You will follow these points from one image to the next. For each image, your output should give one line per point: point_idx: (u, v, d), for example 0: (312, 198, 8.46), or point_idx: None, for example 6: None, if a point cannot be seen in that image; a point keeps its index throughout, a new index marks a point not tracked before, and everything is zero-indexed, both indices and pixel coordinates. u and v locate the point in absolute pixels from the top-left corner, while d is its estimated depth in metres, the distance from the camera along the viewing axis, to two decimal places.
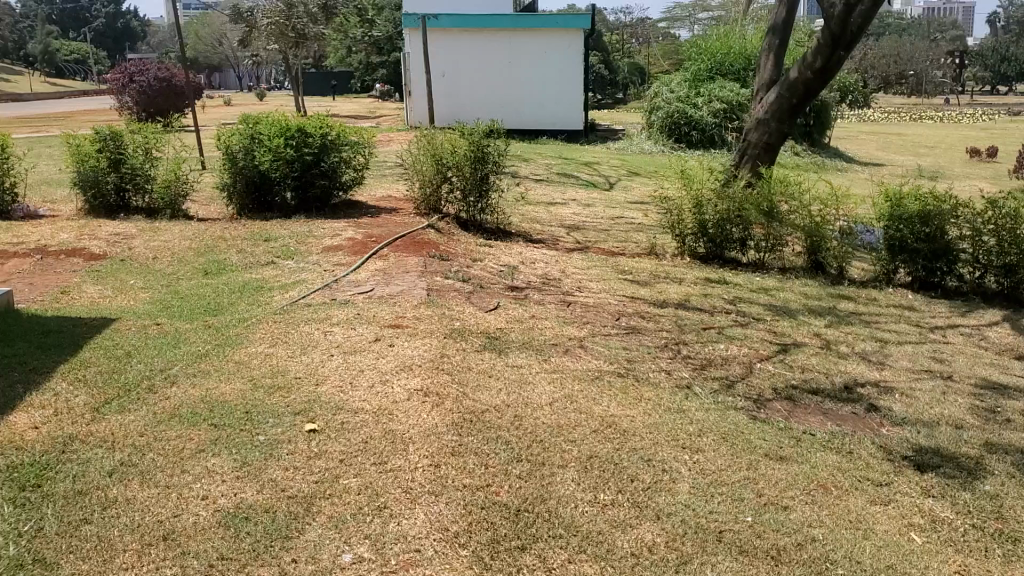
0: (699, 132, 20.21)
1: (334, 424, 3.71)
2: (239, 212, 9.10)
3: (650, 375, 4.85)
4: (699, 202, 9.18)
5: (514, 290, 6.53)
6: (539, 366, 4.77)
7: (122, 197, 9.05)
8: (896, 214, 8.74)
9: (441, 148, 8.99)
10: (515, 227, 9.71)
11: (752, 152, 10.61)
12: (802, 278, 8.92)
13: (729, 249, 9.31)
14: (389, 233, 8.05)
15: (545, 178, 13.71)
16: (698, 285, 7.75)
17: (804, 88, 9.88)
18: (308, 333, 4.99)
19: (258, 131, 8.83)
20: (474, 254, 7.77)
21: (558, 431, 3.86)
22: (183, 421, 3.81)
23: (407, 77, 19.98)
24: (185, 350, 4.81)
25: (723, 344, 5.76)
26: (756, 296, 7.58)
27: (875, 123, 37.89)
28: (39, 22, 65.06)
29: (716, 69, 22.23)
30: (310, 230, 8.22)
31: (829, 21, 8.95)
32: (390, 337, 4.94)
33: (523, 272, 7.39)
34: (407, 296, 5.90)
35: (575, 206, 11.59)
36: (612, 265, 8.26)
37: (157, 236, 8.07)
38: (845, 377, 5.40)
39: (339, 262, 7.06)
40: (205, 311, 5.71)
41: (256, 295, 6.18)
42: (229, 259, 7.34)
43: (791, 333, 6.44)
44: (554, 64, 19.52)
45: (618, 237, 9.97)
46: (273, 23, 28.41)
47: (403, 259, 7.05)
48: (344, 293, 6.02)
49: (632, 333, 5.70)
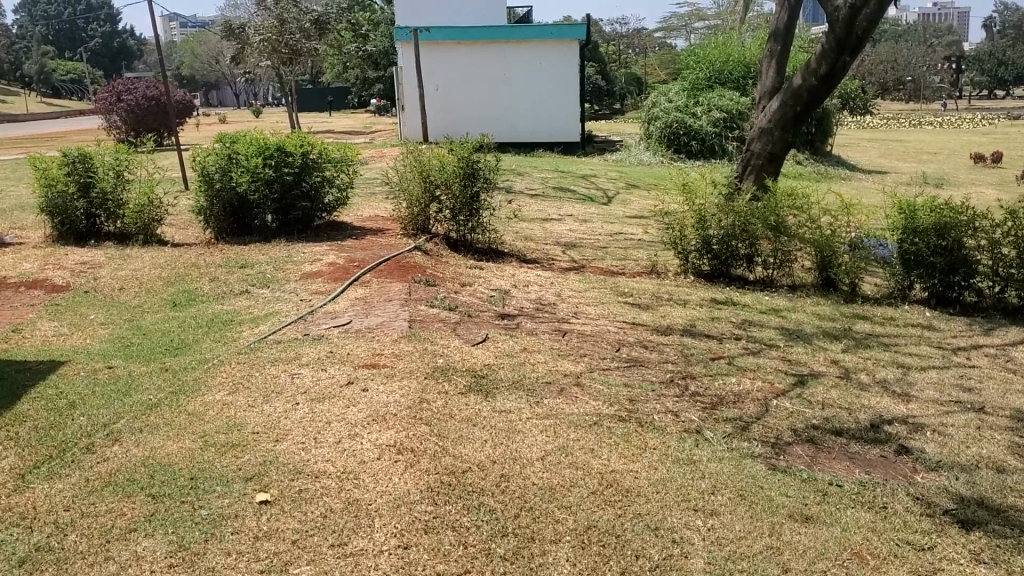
0: (698, 142, 19.75)
1: (290, 493, 3.22)
2: (217, 237, 8.61)
3: (655, 418, 4.34)
4: (702, 218, 8.70)
5: (505, 319, 6.04)
6: (530, 411, 4.25)
7: (93, 222, 8.57)
8: (911, 227, 8.24)
9: (429, 165, 8.51)
10: (509, 246, 9.22)
11: (755, 163, 10.12)
12: (812, 296, 8.42)
13: (734, 266, 8.81)
14: (374, 256, 7.57)
15: (541, 193, 13.23)
16: (704, 307, 7.26)
17: (808, 96, 9.40)
18: (274, 377, 4.48)
19: (236, 151, 8.35)
20: (463, 278, 7.27)
21: (551, 495, 3.37)
22: (118, 490, 3.30)
23: (400, 91, 19.57)
24: (135, 399, 4.31)
25: (734, 377, 5.25)
26: (765, 319, 7.08)
27: (876, 130, 37.38)
28: (35, 42, 64.89)
29: (715, 78, 21.78)
30: (289, 255, 7.73)
31: (834, 26, 8.49)
32: (364, 378, 4.44)
33: (516, 297, 6.90)
34: (388, 329, 5.41)
35: (571, 222, 11.09)
36: (611, 287, 7.76)
37: (126, 264, 7.57)
38: (870, 414, 4.89)
39: (318, 290, 6.56)
40: (164, 351, 5.21)
41: (223, 330, 5.69)
42: (200, 289, 6.84)
43: (806, 361, 5.93)
44: (549, 75, 19.07)
45: (617, 255, 9.47)
46: (266, 40, 28.06)
47: (387, 285, 6.57)
48: (319, 326, 5.52)
49: (633, 366, 5.19)
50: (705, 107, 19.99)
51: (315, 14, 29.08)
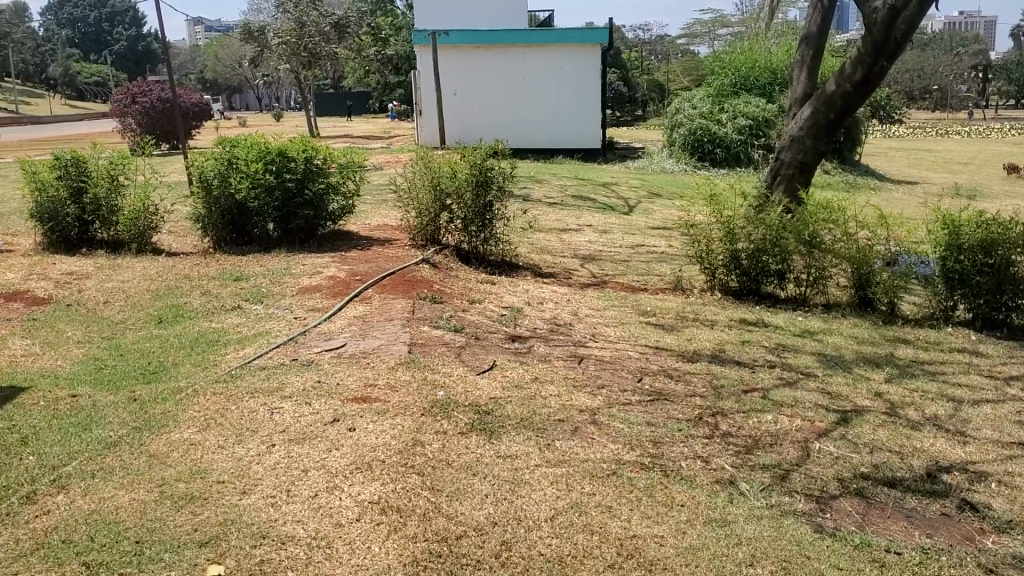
0: (723, 150, 19.16)
1: (250, 565, 2.74)
2: (215, 246, 8.14)
3: (682, 467, 3.81)
4: (730, 232, 8.15)
5: (515, 343, 5.51)
6: (539, 457, 3.72)
7: (85, 229, 8.12)
8: (956, 244, 7.63)
9: (439, 172, 8.01)
10: (524, 259, 8.70)
11: (785, 174, 9.57)
12: (847, 317, 7.83)
13: (765, 283, 8.24)
14: (378, 269, 7.07)
15: (559, 201, 12.71)
16: (733, 329, 6.70)
17: (842, 102, 8.82)
18: (253, 412, 3.99)
19: (236, 155, 7.90)
20: (473, 294, 6.76)
21: (560, 571, 2.88)
22: (49, 556, 2.81)
23: (417, 94, 19.17)
24: (92, 437, 3.81)
25: (770, 415, 4.69)
26: (800, 345, 6.51)
27: (903, 140, 36.61)
28: (61, 46, 65.21)
29: (740, 84, 21.19)
30: (288, 267, 7.23)
31: (871, 27, 7.93)
32: (353, 415, 3.92)
33: (528, 316, 6.38)
34: (386, 354, 4.89)
35: (590, 233, 10.55)
36: (633, 305, 7.21)
37: (115, 275, 7.11)
38: (926, 460, 4.31)
39: (314, 307, 6.07)
40: (138, 377, 4.71)
41: (207, 352, 5.19)
42: (188, 304, 6.36)
43: (847, 394, 5.35)
44: (569, 80, 18.53)
45: (639, 270, 8.91)
46: (285, 43, 27.72)
47: (389, 302, 6.07)
48: (309, 349, 5.01)
49: (657, 401, 4.64)
50: (730, 114, 19.41)
51: (336, 17, 28.80)
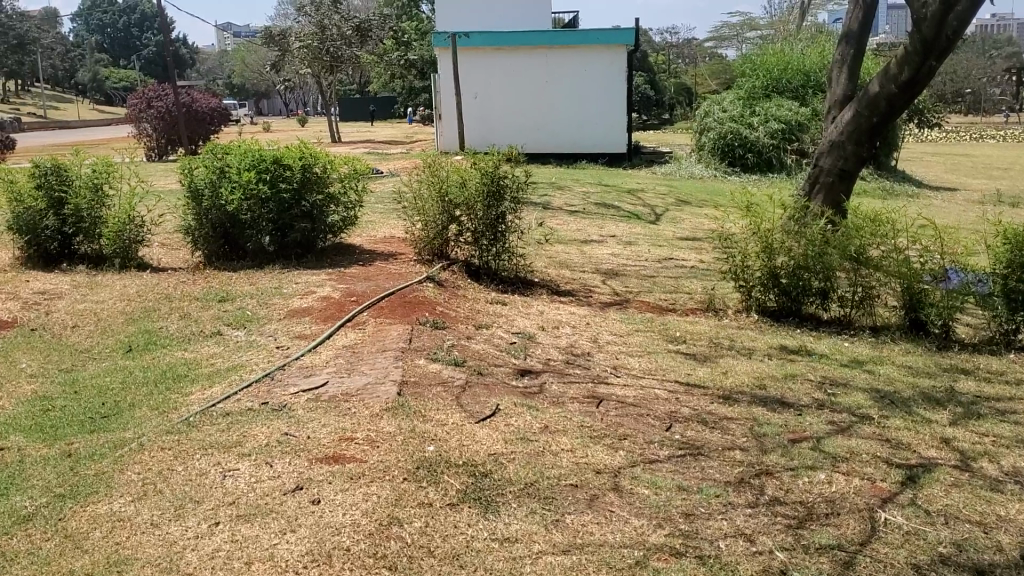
0: (754, 155, 18.36)
1: None
2: (205, 261, 7.50)
3: (720, 551, 3.12)
4: (767, 248, 7.40)
5: (525, 379, 4.81)
6: (543, 540, 3.03)
7: (66, 243, 7.51)
8: (1020, 260, 6.86)
9: (447, 181, 7.33)
10: (541, 275, 8.00)
11: (824, 182, 8.76)
12: (899, 343, 7.05)
13: (806, 303, 7.49)
14: (377, 288, 6.40)
15: (581, 210, 12.01)
16: (773, 361, 5.96)
17: (886, 105, 8.02)
18: (201, 476, 3.32)
19: (227, 164, 7.29)
20: (480, 318, 6.06)
21: None
22: None
23: (437, 99, 18.57)
24: (5, 507, 3.16)
25: (825, 474, 3.96)
26: (848, 380, 5.76)
27: (939, 144, 35.56)
28: (90, 51, 65.49)
29: (772, 86, 20.39)
30: (280, 285, 6.58)
31: (920, 24, 7.15)
32: (319, 481, 3.24)
33: (542, 344, 5.68)
34: (371, 395, 4.20)
35: (613, 245, 9.83)
36: (660, 329, 6.49)
37: (91, 294, 6.49)
38: (1016, 536, 3.54)
39: (301, 334, 5.40)
40: (84, 423, 4.06)
41: (170, 390, 4.53)
42: (163, 329, 5.72)
43: (910, 443, 4.60)
44: (592, 83, 17.83)
45: (667, 286, 8.17)
46: (307, 47, 27.31)
47: (384, 329, 5.39)
48: (284, 390, 4.32)
49: (689, 457, 3.93)
50: (762, 118, 18.61)
51: (358, 20, 28.13)
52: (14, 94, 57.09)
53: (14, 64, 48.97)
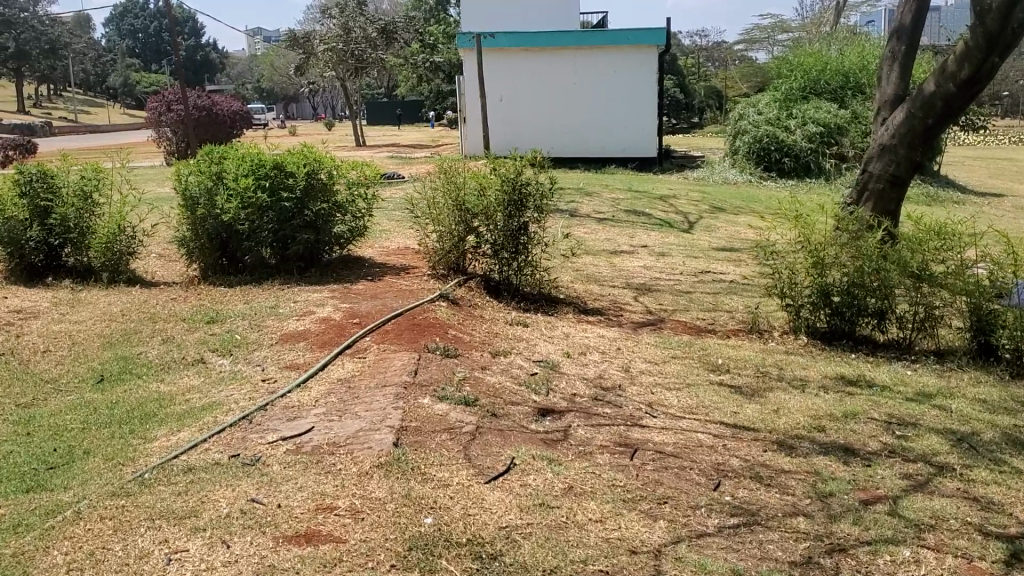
0: (791, 159, 17.55)
1: None
2: (200, 275, 6.89)
3: None
4: (818, 262, 6.65)
5: (547, 423, 4.13)
6: None
7: (53, 256, 6.94)
8: None
9: (464, 188, 6.66)
10: (566, 291, 7.31)
11: (874, 189, 7.92)
12: (968, 370, 6.29)
13: (862, 324, 6.73)
14: (383, 308, 5.75)
15: (610, 217, 11.34)
16: (829, 397, 5.23)
17: (943, 106, 7.18)
18: (140, 560, 2.68)
19: (225, 170, 6.69)
20: (497, 343, 5.40)
21: None
22: None
23: (462, 102, 17.94)
24: None
25: (909, 550, 3.25)
26: (918, 419, 5.02)
27: (981, 148, 34.35)
28: (120, 57, 65.79)
29: (810, 88, 19.58)
30: (276, 304, 5.96)
31: (984, 17, 6.33)
32: (286, 572, 2.60)
33: (567, 376, 4.99)
34: (363, 444, 3.53)
35: (646, 256, 9.12)
36: (700, 355, 5.79)
37: (70, 313, 5.90)
38: None
39: (293, 363, 4.76)
40: (23, 476, 3.44)
41: (136, 433, 3.92)
42: (142, 356, 5.10)
43: (1005, 503, 3.86)
44: (622, 85, 17.12)
45: (705, 303, 7.45)
46: (331, 50, 26.60)
47: (388, 357, 4.73)
48: (263, 437, 3.67)
49: (744, 530, 3.23)
50: (799, 121, 17.83)
51: (383, 22, 27.65)
52: (45, 98, 57.33)
53: (45, 69, 49.11)
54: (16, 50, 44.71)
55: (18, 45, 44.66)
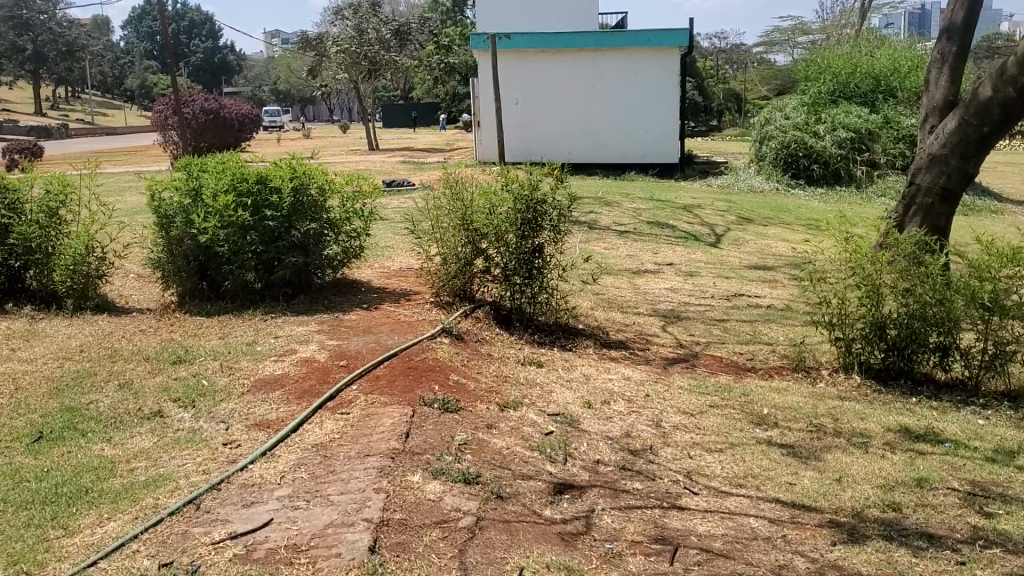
0: (821, 166, 16.65)
1: None
2: (178, 302, 6.16)
3: None
4: (873, 291, 5.82)
5: (564, 506, 3.36)
6: None
7: (15, 278, 6.22)
8: None
9: (472, 205, 5.91)
10: (586, 320, 6.54)
11: (921, 204, 6.98)
12: None
13: (924, 361, 5.89)
14: (376, 346, 4.99)
15: (631, 230, 10.56)
16: (896, 460, 4.43)
17: (1001, 111, 6.26)
18: None
19: (203, 184, 5.96)
20: (507, 391, 4.63)
21: None
22: None
23: (477, 107, 17.19)
24: None
25: None
26: (1005, 489, 4.20)
27: (1010, 153, 33.24)
28: (139, 58, 65.47)
29: (839, 91, 18.69)
30: (255, 340, 5.22)
31: None
32: None
33: (588, 434, 4.21)
34: (332, 545, 2.79)
35: (673, 277, 8.34)
36: (742, 404, 4.99)
37: (23, 349, 5.19)
38: None
39: (264, 421, 4.01)
40: None
41: (58, 521, 3.16)
42: (92, 406, 4.37)
43: None
44: (642, 87, 16.33)
45: (742, 334, 6.65)
46: (343, 52, 25.73)
47: (374, 414, 3.96)
48: (207, 535, 2.91)
49: None
50: (828, 126, 16.99)
51: (397, 23, 27.14)
52: (64, 100, 56.93)
53: (62, 71, 48.61)
54: (33, 52, 44.10)
55: (36, 47, 44.11)
